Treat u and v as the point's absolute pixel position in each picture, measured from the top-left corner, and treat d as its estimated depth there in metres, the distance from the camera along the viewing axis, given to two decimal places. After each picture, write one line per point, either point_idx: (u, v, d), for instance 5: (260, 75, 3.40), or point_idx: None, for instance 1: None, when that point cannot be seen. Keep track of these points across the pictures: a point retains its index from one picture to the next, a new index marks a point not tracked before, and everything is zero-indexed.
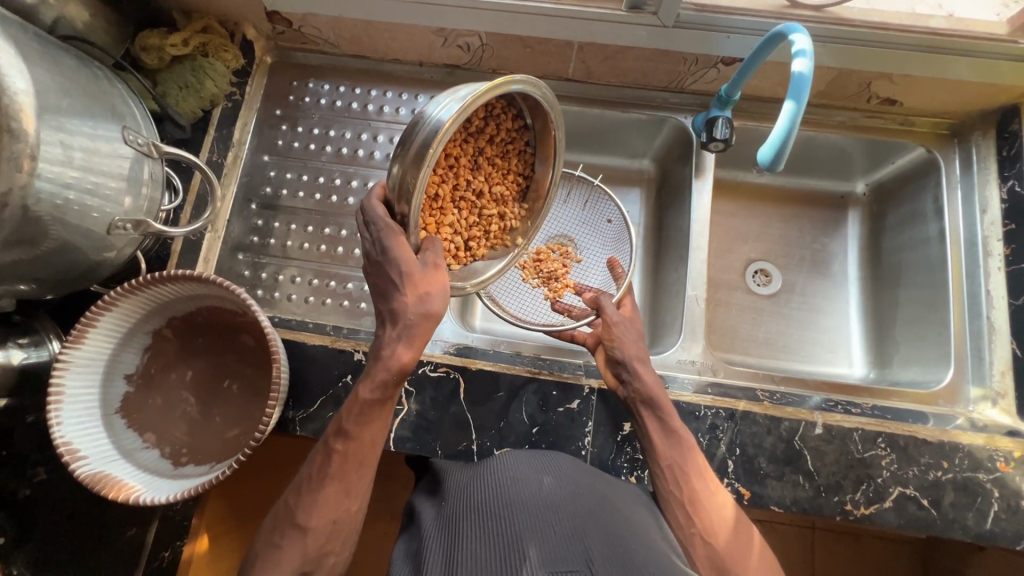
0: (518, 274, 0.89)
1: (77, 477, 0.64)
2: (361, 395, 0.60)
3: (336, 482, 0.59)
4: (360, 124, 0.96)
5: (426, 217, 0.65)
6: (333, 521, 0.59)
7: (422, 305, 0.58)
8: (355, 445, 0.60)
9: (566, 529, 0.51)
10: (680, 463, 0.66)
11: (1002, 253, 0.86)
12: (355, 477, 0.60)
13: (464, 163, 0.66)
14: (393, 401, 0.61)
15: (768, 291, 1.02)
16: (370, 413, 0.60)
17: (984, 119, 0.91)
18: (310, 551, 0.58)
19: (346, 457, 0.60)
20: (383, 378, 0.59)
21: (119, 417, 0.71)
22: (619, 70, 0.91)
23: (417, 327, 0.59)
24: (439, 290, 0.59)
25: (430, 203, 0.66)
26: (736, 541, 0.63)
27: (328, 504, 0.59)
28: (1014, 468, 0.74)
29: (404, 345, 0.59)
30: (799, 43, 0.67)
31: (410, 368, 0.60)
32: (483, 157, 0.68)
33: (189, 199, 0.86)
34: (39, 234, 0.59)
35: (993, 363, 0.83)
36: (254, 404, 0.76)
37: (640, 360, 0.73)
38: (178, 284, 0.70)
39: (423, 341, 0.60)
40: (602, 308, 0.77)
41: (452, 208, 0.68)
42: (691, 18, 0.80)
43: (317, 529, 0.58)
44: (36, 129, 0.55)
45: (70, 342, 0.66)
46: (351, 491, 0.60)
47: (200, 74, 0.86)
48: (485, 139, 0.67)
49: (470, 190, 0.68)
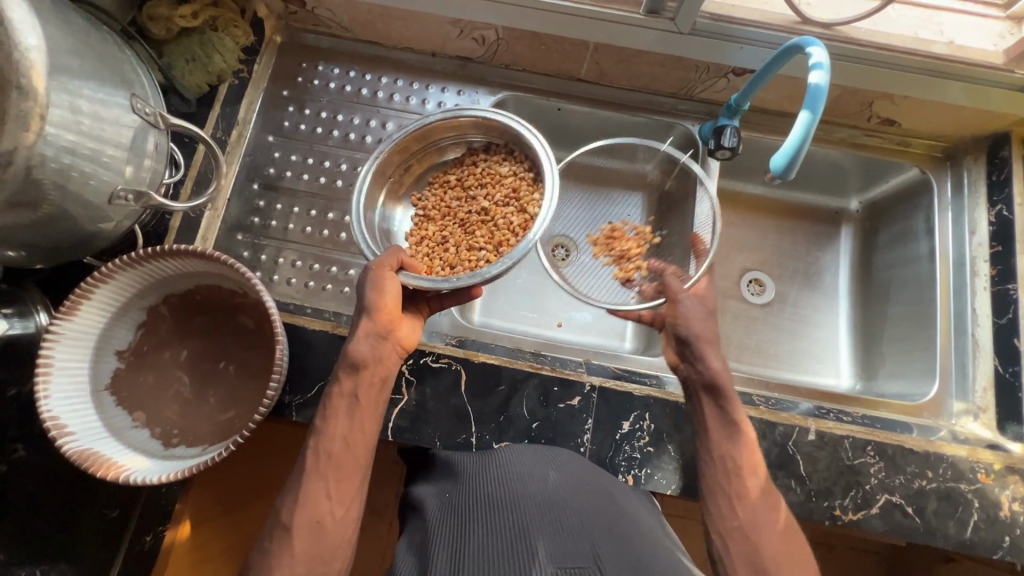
0: (590, 250, 0.95)
1: (63, 453, 0.61)
2: (330, 393, 0.65)
3: (314, 479, 0.59)
4: (370, 110, 0.96)
5: (451, 253, 0.83)
6: (317, 520, 0.57)
7: (361, 304, 0.68)
8: (326, 442, 0.61)
9: (574, 527, 0.52)
10: (736, 458, 0.67)
11: (989, 273, 0.88)
12: (334, 476, 0.60)
13: (456, 204, 0.86)
14: (360, 395, 0.64)
15: (761, 300, 1.04)
16: (334, 408, 0.63)
17: (976, 144, 0.95)
18: (298, 553, 0.55)
19: (319, 454, 0.60)
20: (342, 373, 0.65)
21: (108, 394, 0.68)
22: (631, 74, 0.93)
23: (360, 325, 0.66)
24: (379, 287, 0.66)
25: (450, 243, 0.84)
26: (786, 552, 0.61)
27: (312, 503, 0.58)
28: (994, 479, 0.77)
29: (357, 339, 0.66)
30: (815, 55, 0.68)
31: (362, 360, 0.65)
32: (473, 188, 0.85)
33: (190, 174, 0.83)
34: (38, 197, 0.57)
35: (976, 378, 0.85)
36: (249, 386, 0.74)
37: (706, 340, 0.74)
38: (179, 259, 0.68)
39: (379, 338, 0.66)
40: (667, 285, 0.81)
41: (470, 236, 0.83)
42: (705, 27, 0.81)
43: (301, 528, 0.57)
44: (45, 89, 0.53)
45: (62, 313, 0.64)
46: (332, 490, 0.59)
47: (208, 48, 0.84)
48: (464, 181, 0.85)
49: (477, 216, 0.84)
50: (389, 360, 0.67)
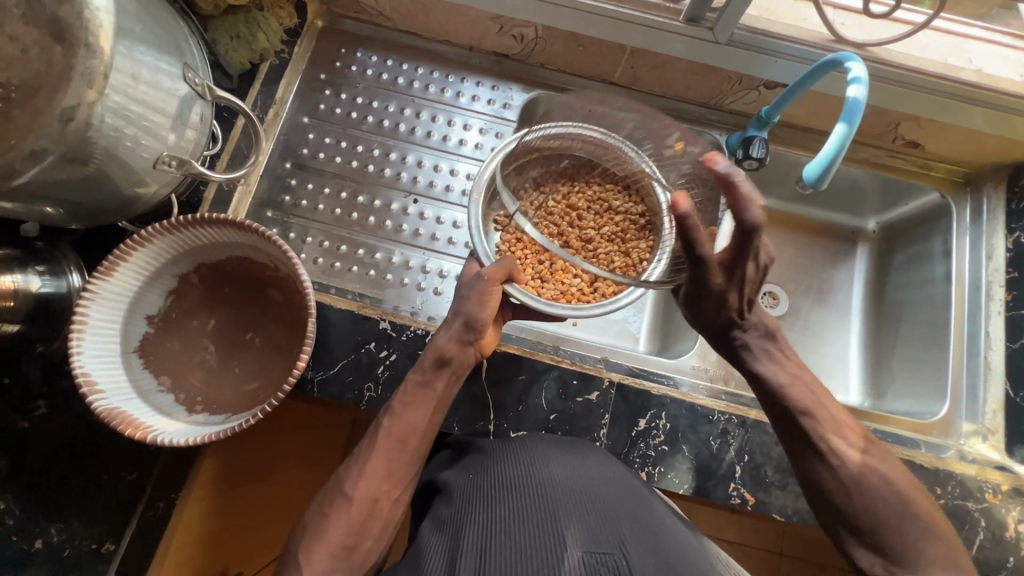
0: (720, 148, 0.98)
1: (92, 410, 0.62)
2: (409, 379, 0.70)
3: (381, 457, 0.64)
4: (405, 99, 0.97)
5: (543, 267, 0.87)
6: (374, 498, 0.62)
7: (459, 305, 0.72)
8: (398, 424, 0.66)
9: (599, 517, 0.53)
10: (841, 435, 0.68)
11: (1003, 298, 0.90)
12: (398, 457, 0.65)
13: (565, 221, 0.89)
14: (435, 388, 0.69)
15: (775, 313, 1.05)
16: (414, 396, 0.68)
17: (997, 172, 0.96)
18: (353, 523, 0.61)
19: (390, 434, 0.66)
20: (428, 362, 0.70)
21: (136, 357, 0.69)
22: (664, 81, 0.94)
23: (452, 324, 0.71)
24: (485, 300, 0.71)
25: (543, 256, 0.88)
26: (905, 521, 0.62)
27: (374, 479, 0.63)
28: (1001, 500, 0.78)
29: (446, 336, 0.71)
30: (855, 69, 0.71)
31: (449, 354, 0.70)
32: (582, 210, 0.89)
33: (227, 148, 0.84)
34: (89, 155, 0.58)
35: (987, 401, 0.86)
36: (274, 359, 0.74)
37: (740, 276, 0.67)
38: (216, 228, 0.69)
39: (466, 341, 0.71)
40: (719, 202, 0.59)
41: (565, 256, 0.88)
42: (744, 38, 0.83)
43: (360, 501, 0.62)
44: (110, 49, 0.54)
45: (100, 272, 0.65)
46: (392, 472, 0.64)
47: (253, 26, 0.85)
48: (573, 201, 0.89)
49: (579, 239, 0.89)
50: (471, 362, 0.71)
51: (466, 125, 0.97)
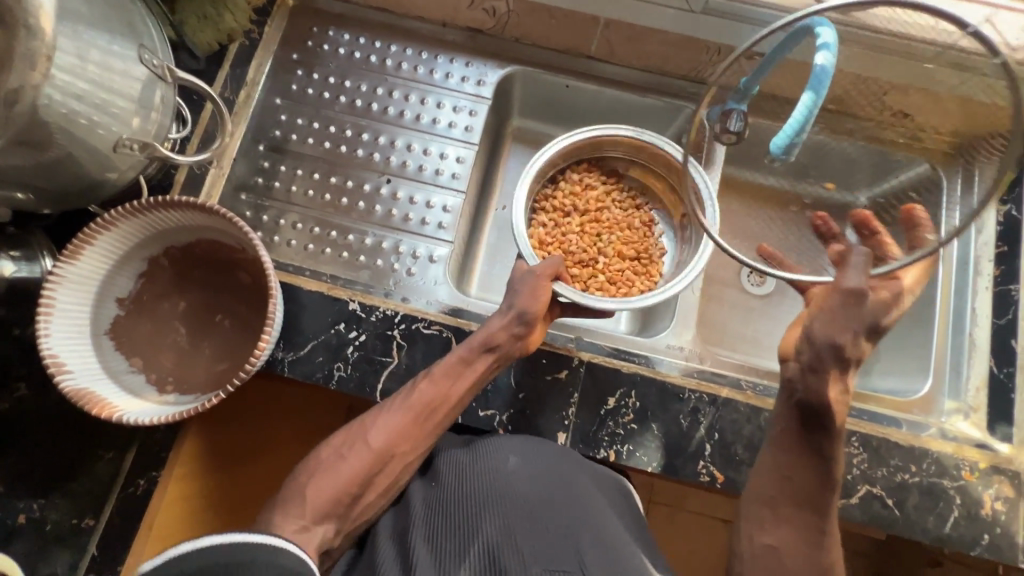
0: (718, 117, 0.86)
1: (61, 390, 0.65)
2: (455, 350, 0.73)
3: (409, 415, 0.70)
4: (377, 78, 0.96)
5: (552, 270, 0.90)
6: (390, 452, 0.68)
7: (511, 299, 0.75)
8: (433, 386, 0.71)
9: (559, 529, 0.59)
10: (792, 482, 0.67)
11: (991, 272, 0.87)
12: (428, 418, 0.70)
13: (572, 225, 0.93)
14: (476, 368, 0.73)
15: (760, 291, 0.98)
16: (457, 370, 0.72)
17: None
18: (366, 470, 0.66)
19: (431, 397, 0.70)
20: (479, 341, 0.73)
21: (107, 339, 0.71)
22: (642, 53, 0.91)
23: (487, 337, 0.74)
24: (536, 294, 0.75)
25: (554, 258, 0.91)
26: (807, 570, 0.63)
27: (394, 432, 0.69)
28: (978, 478, 0.77)
29: (499, 324, 0.74)
30: (824, 35, 0.70)
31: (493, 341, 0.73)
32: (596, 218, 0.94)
33: (198, 131, 0.84)
34: (44, 139, 0.59)
35: (969, 378, 0.85)
36: (244, 341, 0.75)
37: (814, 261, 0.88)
38: (181, 212, 0.70)
39: (517, 333, 0.74)
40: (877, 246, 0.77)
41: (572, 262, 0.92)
42: (720, 6, 0.80)
43: (378, 450, 0.68)
44: (53, 31, 0.54)
45: (65, 255, 0.66)
46: (414, 432, 0.69)
47: (221, 6, 0.85)
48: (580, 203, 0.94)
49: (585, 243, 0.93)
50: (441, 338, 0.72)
51: (439, 104, 0.95)
